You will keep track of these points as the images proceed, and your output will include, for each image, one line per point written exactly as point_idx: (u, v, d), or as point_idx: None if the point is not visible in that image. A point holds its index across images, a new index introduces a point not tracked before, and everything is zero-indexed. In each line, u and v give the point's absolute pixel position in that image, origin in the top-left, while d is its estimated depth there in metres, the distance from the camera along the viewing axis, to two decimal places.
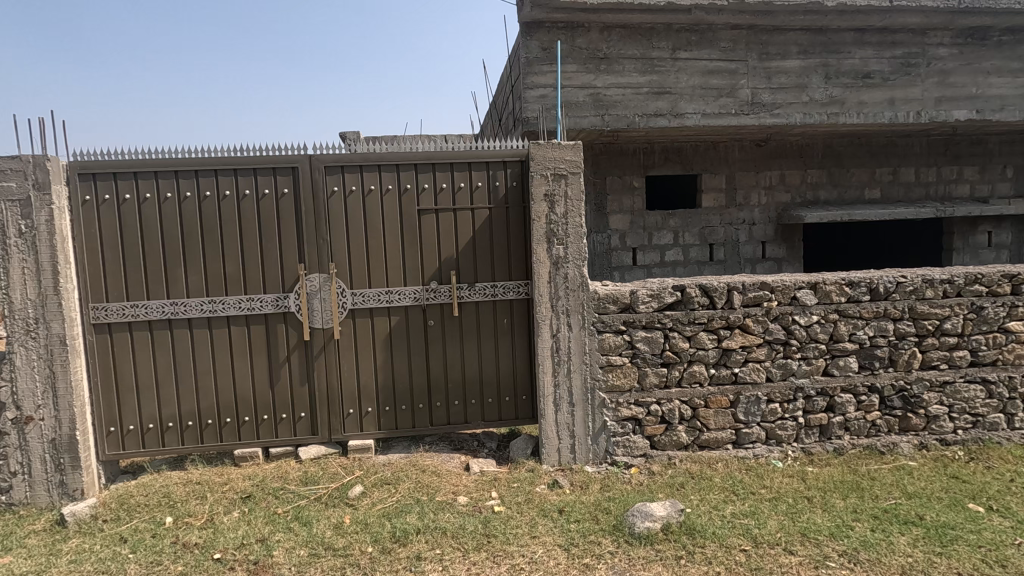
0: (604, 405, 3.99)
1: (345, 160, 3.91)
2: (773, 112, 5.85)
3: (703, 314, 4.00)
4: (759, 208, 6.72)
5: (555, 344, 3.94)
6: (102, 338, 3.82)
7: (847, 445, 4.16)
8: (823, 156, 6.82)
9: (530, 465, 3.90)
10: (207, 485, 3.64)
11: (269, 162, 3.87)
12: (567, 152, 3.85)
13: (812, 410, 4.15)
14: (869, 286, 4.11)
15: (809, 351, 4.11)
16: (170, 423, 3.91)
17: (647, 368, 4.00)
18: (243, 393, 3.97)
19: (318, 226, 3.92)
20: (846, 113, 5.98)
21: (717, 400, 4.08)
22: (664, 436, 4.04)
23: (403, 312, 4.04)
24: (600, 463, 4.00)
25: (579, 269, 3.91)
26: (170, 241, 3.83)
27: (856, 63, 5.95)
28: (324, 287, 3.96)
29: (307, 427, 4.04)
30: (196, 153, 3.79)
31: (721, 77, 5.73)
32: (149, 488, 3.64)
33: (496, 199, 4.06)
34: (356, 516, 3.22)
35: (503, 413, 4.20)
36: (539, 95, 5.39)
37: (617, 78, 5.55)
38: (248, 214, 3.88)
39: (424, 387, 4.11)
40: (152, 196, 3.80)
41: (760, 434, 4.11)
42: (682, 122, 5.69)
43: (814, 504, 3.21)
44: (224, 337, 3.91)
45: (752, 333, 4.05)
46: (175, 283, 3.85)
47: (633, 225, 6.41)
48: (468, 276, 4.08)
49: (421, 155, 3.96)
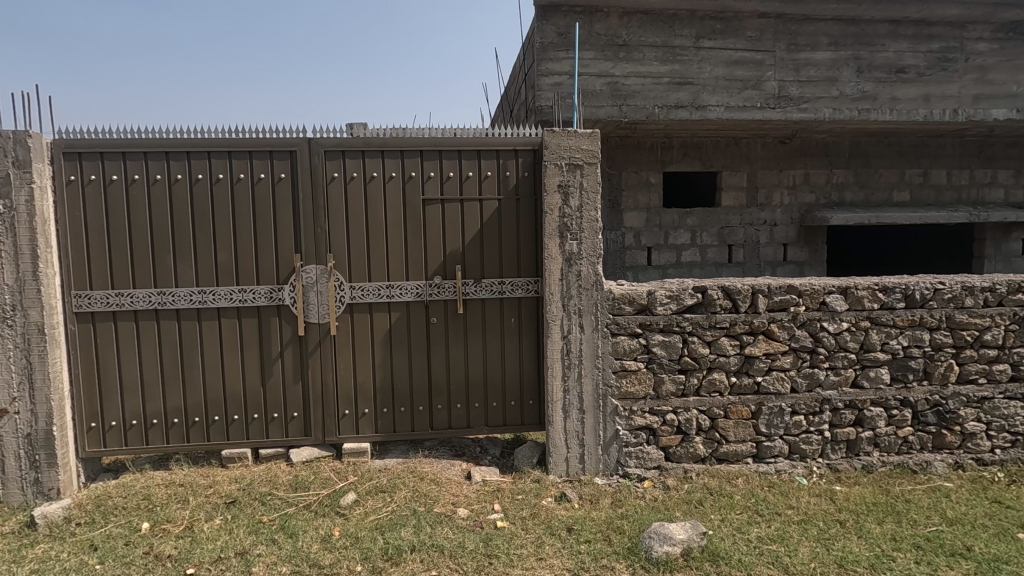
0: (617, 413, 3.73)
1: (347, 145, 3.67)
2: (800, 106, 5.54)
3: (725, 319, 3.74)
4: (781, 208, 6.42)
5: (565, 346, 3.68)
6: (85, 328, 3.60)
7: (877, 462, 3.89)
8: (849, 156, 6.52)
9: (535, 475, 3.65)
10: (191, 488, 3.41)
11: (265, 145, 3.63)
12: (584, 140, 3.59)
13: (839, 423, 3.88)
14: (904, 292, 3.83)
15: (837, 360, 3.84)
16: (155, 419, 3.69)
17: (664, 374, 3.74)
18: (232, 390, 3.74)
19: (316, 214, 3.68)
20: (878, 109, 5.66)
21: (737, 411, 3.81)
22: (680, 448, 3.78)
23: (404, 308, 3.80)
24: (611, 475, 3.74)
25: (593, 266, 3.64)
26: (160, 228, 3.60)
27: (890, 56, 5.66)
28: (321, 280, 3.71)
29: (300, 428, 3.79)
30: (189, 133, 3.57)
31: (746, 68, 5.45)
32: (130, 489, 3.43)
33: (507, 190, 3.81)
34: (346, 530, 2.96)
35: (508, 418, 3.95)
36: (554, 83, 5.13)
37: (636, 67, 5.28)
38: (243, 200, 3.65)
39: (425, 388, 3.87)
40: (141, 178, 3.57)
41: (783, 448, 3.84)
42: (704, 114, 5.40)
43: (848, 529, 2.93)
44: (214, 331, 3.69)
45: (777, 340, 3.79)
46: (163, 272, 3.62)
47: (648, 223, 6.13)
48: (474, 271, 3.83)
49: (426, 142, 3.72)
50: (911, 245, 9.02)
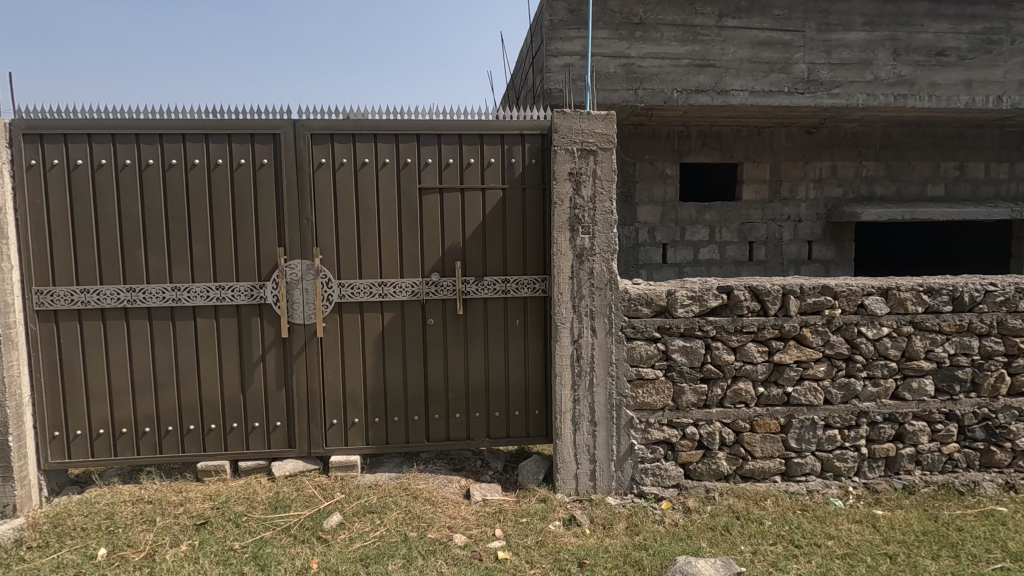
0: (632, 426, 3.37)
1: (336, 127, 3.33)
2: (831, 92, 5.15)
3: (753, 322, 3.37)
4: (806, 203, 6.04)
5: (575, 351, 3.32)
6: (48, 328, 3.27)
7: (919, 482, 3.52)
8: (880, 147, 6.14)
9: (541, 494, 3.30)
10: (159, 506, 3.09)
11: (245, 128, 3.29)
12: (598, 123, 3.23)
13: (877, 439, 3.52)
14: (951, 294, 3.45)
15: (876, 369, 3.48)
16: (124, 428, 3.36)
17: (685, 384, 3.38)
18: (209, 396, 3.40)
19: (301, 204, 3.34)
20: (915, 95, 5.26)
21: (765, 424, 3.45)
22: (702, 465, 3.43)
23: (398, 308, 3.45)
24: (625, 494, 3.39)
25: (607, 263, 3.28)
26: (130, 217, 3.27)
27: (930, 38, 5.27)
28: (306, 277, 3.38)
29: (283, 439, 3.46)
30: (162, 112, 3.23)
31: (773, 49, 5.07)
32: (93, 506, 3.11)
33: (512, 178, 3.46)
34: (326, 561, 2.63)
35: (511, 429, 3.60)
36: (564, 64, 4.79)
37: (654, 47, 4.92)
38: (221, 188, 3.31)
39: (421, 396, 3.52)
40: (108, 163, 3.24)
41: (815, 466, 3.48)
42: (727, 99, 5.02)
43: (899, 567, 2.58)
44: (189, 332, 3.35)
45: (809, 346, 3.42)
46: (133, 266, 3.29)
47: (664, 218, 5.76)
48: (475, 268, 3.48)
49: (423, 124, 3.37)
50: (939, 244, 8.58)
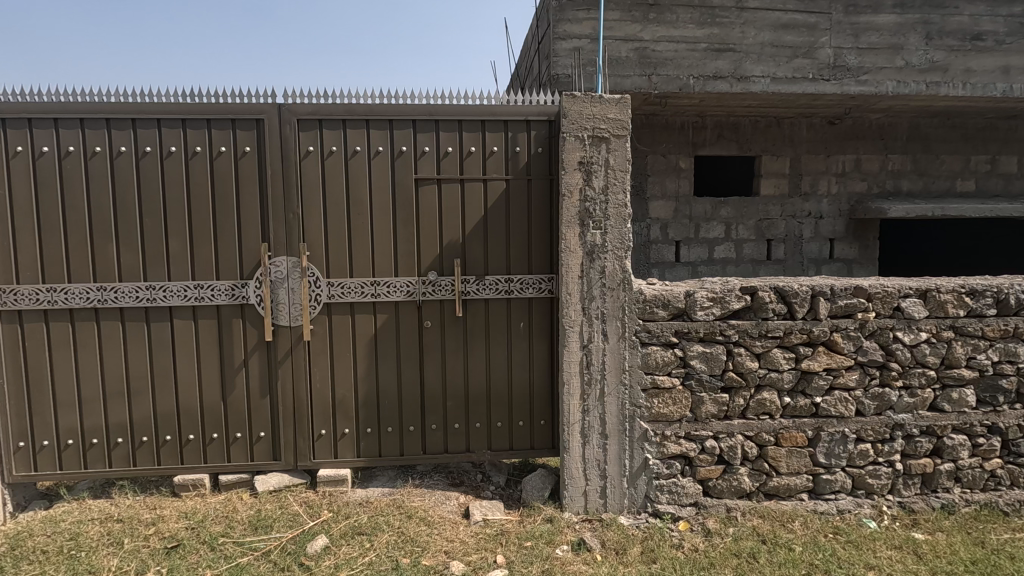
0: (646, 439, 3.10)
1: (324, 112, 3.06)
2: (858, 78, 4.85)
3: (779, 326, 3.08)
4: (828, 198, 5.74)
5: (585, 357, 3.04)
6: (12, 330, 3.01)
7: (959, 501, 3.23)
8: (906, 139, 5.83)
9: (548, 513, 3.03)
10: (129, 526, 2.83)
11: (225, 112, 3.02)
12: (610, 107, 2.95)
13: (913, 454, 3.23)
14: (996, 296, 3.16)
15: (912, 379, 3.18)
16: (94, 438, 3.10)
17: (704, 394, 3.10)
18: (187, 404, 3.14)
19: (286, 195, 3.07)
20: (949, 82, 4.96)
21: (791, 438, 3.16)
22: (721, 481, 3.15)
23: (392, 309, 3.18)
24: (639, 513, 3.12)
25: (620, 261, 3.00)
26: (100, 209, 3.01)
27: (965, 21, 4.97)
28: (292, 276, 3.10)
29: (267, 451, 3.19)
30: (135, 96, 2.97)
31: (797, 33, 4.78)
32: (57, 526, 2.85)
33: (517, 169, 3.17)
34: None
35: (514, 441, 3.33)
36: (573, 48, 4.51)
37: (669, 30, 4.63)
38: (199, 178, 3.04)
39: (416, 406, 3.25)
40: (76, 151, 2.97)
41: (846, 483, 3.20)
42: (747, 86, 4.73)
43: None
44: (165, 335, 3.09)
45: (840, 353, 3.13)
46: (104, 262, 3.02)
47: (677, 214, 5.47)
48: (476, 266, 3.20)
49: (419, 109, 3.09)
50: (961, 245, 8.30)
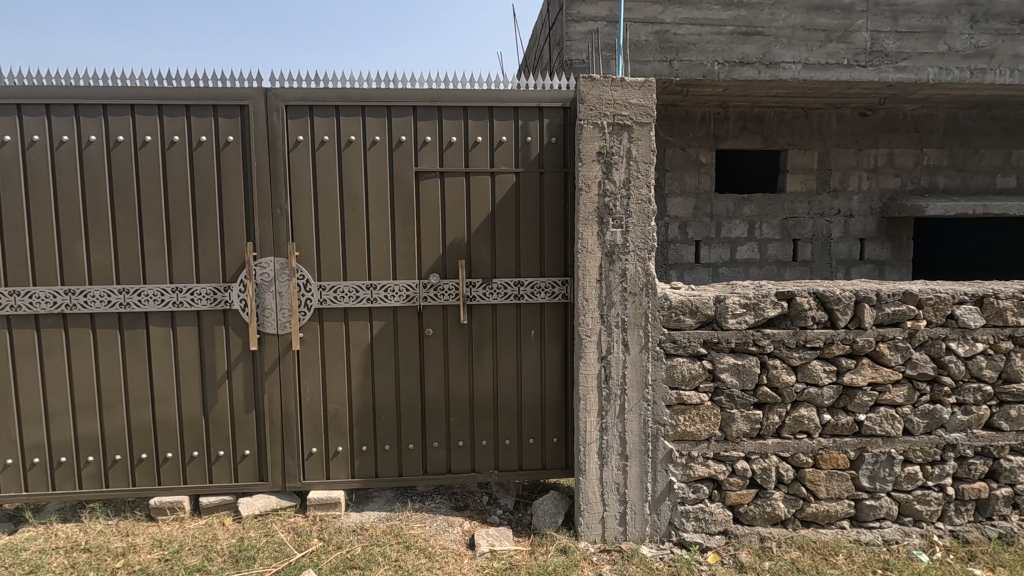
0: (671, 461, 2.79)
1: (316, 97, 2.76)
2: (897, 64, 4.54)
3: (819, 336, 2.76)
4: (858, 195, 5.42)
5: (603, 370, 2.74)
6: None
7: (1019, 530, 2.91)
8: (943, 133, 5.50)
9: (562, 543, 2.73)
10: (96, 558, 2.55)
11: (206, 97, 2.73)
12: (634, 92, 2.64)
13: (966, 477, 2.91)
14: None
15: (966, 395, 2.86)
16: (61, 457, 2.82)
17: (734, 411, 2.79)
18: (164, 418, 2.85)
19: (274, 189, 2.78)
20: (995, 68, 4.64)
21: (832, 459, 2.85)
22: (754, 508, 2.84)
23: (389, 315, 2.88)
24: (662, 543, 2.82)
25: (643, 263, 2.69)
26: (68, 204, 2.72)
27: (1012, 3, 4.65)
28: (279, 279, 2.81)
29: (253, 470, 2.90)
30: (108, 78, 2.68)
31: (830, 15, 4.47)
32: (17, 555, 2.57)
33: (528, 160, 2.88)
34: None
35: (524, 460, 3.03)
36: (588, 30, 4.23)
37: (692, 12, 4.34)
38: (177, 171, 2.75)
39: (417, 421, 2.95)
40: (41, 140, 2.69)
41: (891, 509, 2.89)
42: (777, 73, 4.43)
43: None
44: (140, 343, 2.80)
45: (886, 366, 2.81)
46: (72, 263, 2.74)
47: (697, 212, 5.17)
48: (483, 269, 2.90)
49: (420, 95, 2.80)
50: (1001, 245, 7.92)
